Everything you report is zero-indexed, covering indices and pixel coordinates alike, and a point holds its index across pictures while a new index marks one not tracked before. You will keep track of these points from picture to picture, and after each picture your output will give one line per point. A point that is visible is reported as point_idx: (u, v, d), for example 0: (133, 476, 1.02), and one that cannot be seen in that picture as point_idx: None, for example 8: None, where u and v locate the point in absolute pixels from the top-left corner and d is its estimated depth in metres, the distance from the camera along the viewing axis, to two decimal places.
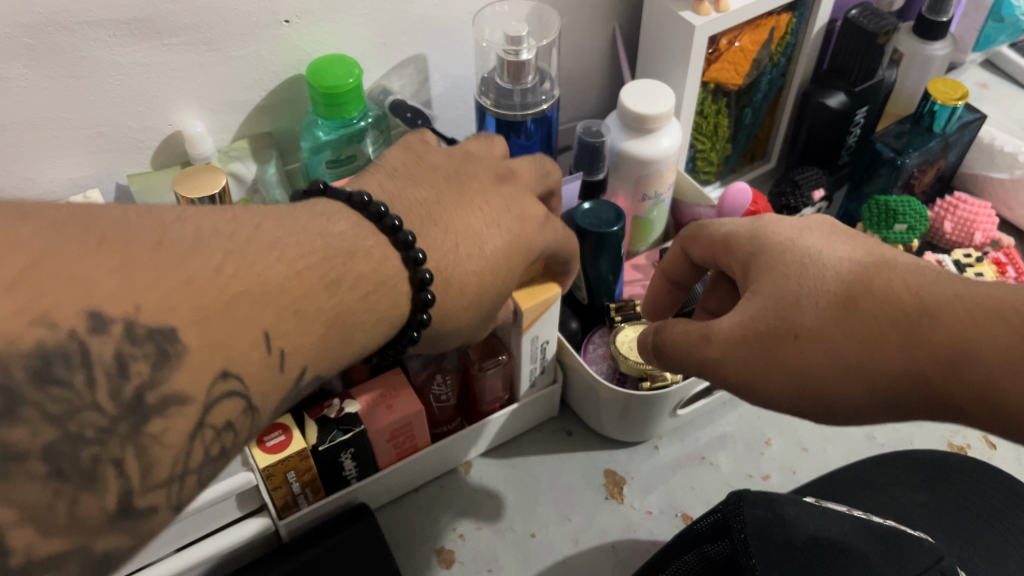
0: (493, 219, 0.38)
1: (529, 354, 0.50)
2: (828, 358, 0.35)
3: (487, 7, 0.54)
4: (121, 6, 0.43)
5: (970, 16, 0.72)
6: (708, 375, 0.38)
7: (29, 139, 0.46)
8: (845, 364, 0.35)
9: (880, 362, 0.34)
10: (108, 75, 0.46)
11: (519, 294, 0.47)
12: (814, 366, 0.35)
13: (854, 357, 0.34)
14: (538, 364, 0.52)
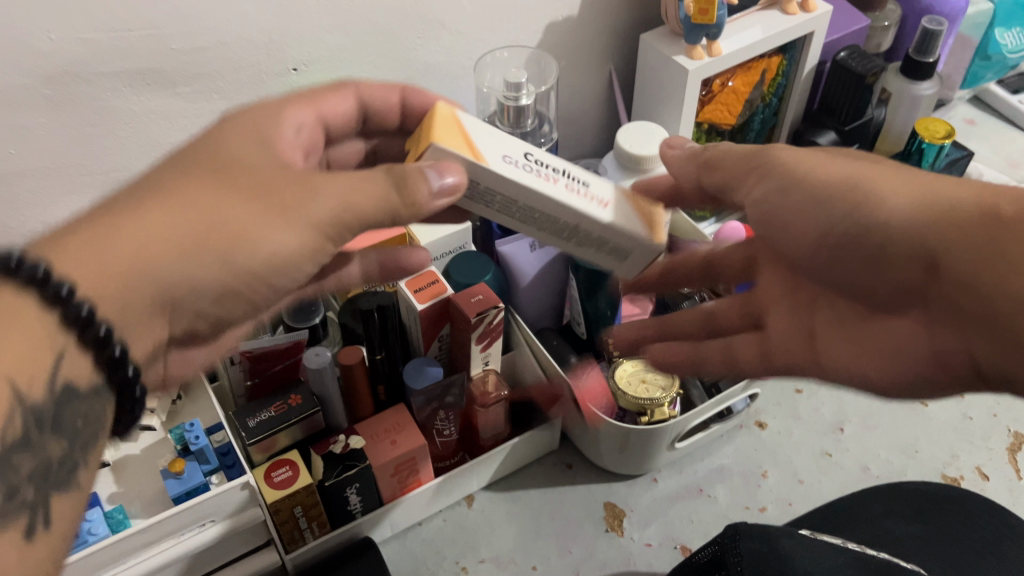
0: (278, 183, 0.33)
1: (536, 172, 0.37)
2: (907, 190, 0.34)
3: (487, 53, 0.57)
4: (136, 57, 0.45)
5: (957, 54, 0.74)
6: (780, 186, 0.37)
7: (44, 184, 0.48)
8: (913, 199, 0.34)
9: (956, 212, 0.33)
10: (122, 123, 0.47)
11: (437, 135, 0.35)
12: (890, 190, 0.34)
13: (932, 206, 0.33)
14: (576, 185, 0.38)
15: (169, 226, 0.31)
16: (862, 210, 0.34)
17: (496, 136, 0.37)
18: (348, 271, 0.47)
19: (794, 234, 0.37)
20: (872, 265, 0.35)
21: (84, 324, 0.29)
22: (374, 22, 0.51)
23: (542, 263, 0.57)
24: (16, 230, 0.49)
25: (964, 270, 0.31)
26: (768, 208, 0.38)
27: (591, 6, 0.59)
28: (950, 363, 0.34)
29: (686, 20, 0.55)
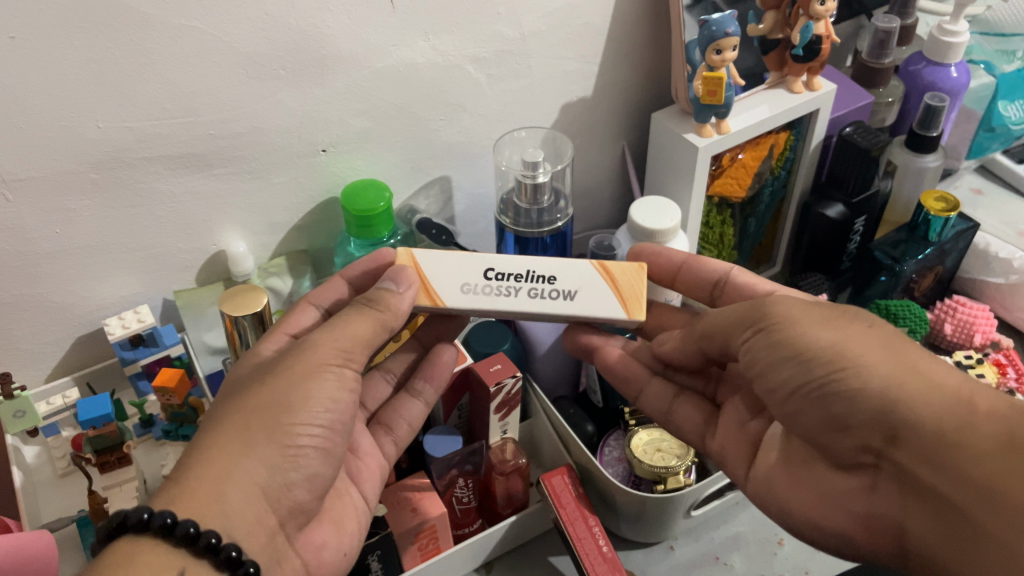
0: (290, 380, 0.40)
1: (504, 291, 0.47)
2: (894, 362, 0.38)
3: (506, 134, 0.60)
4: (178, 143, 0.48)
5: (961, 126, 0.76)
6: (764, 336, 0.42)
7: (86, 263, 0.50)
8: (893, 372, 0.38)
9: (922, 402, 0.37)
10: (161, 205, 0.50)
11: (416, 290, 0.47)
12: (866, 371, 0.38)
13: (898, 398, 0.37)
14: (542, 288, 0.47)
15: (224, 441, 0.38)
16: (838, 379, 0.39)
17: (457, 267, 0.47)
18: (383, 443, 0.49)
19: (772, 383, 0.42)
20: (836, 424, 0.39)
21: (196, 541, 0.35)
22: (400, 106, 0.54)
23: (558, 333, 0.59)
24: (58, 305, 0.51)
25: (923, 445, 0.37)
26: (752, 366, 0.42)
27: (604, 88, 0.62)
28: (879, 523, 0.39)
29: (695, 101, 0.58)
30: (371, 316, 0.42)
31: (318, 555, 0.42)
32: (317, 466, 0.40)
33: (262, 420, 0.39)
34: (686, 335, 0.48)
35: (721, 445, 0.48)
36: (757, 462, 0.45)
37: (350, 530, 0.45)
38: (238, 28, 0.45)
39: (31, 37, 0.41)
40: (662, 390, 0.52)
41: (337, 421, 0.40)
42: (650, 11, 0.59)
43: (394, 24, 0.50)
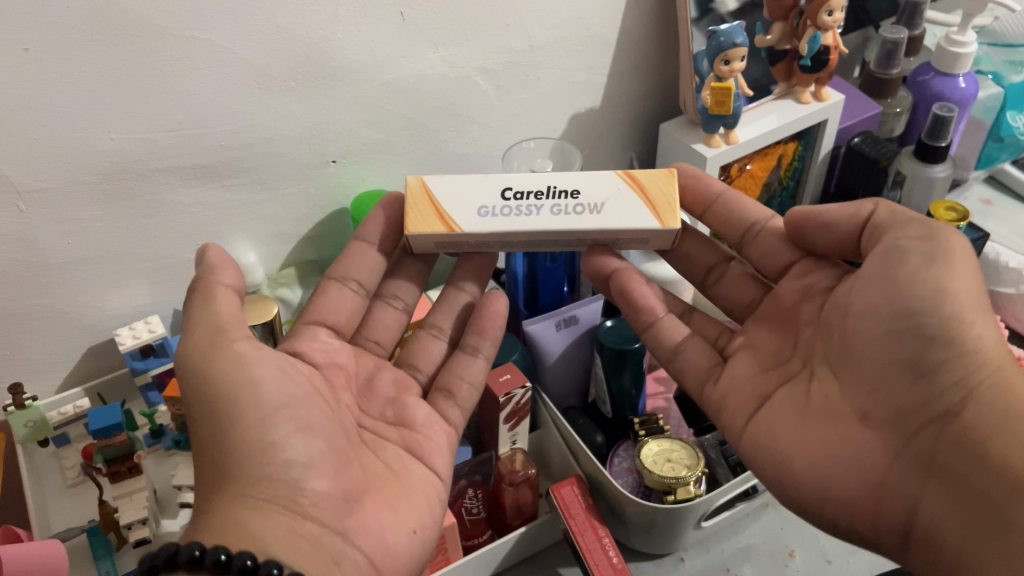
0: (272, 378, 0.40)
1: (522, 214, 0.44)
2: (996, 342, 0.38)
3: (514, 145, 0.59)
4: (189, 154, 0.48)
5: (970, 136, 0.76)
6: (887, 265, 0.39)
7: (98, 273, 0.51)
8: (997, 358, 0.38)
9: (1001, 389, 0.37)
10: (172, 215, 0.51)
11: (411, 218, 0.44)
12: (975, 336, 0.38)
13: (986, 376, 0.37)
14: (565, 203, 0.44)
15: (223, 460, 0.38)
16: (954, 327, 0.38)
17: (470, 188, 0.45)
18: (444, 407, 0.48)
19: (874, 308, 0.40)
20: (915, 368, 0.38)
21: (228, 567, 0.34)
22: (409, 118, 0.54)
23: (567, 343, 0.59)
24: (69, 315, 0.52)
25: (988, 424, 0.37)
26: (868, 279, 0.40)
27: (611, 99, 0.62)
28: (891, 494, 0.39)
29: (704, 111, 0.58)
30: (225, 292, 0.41)
31: (381, 541, 0.40)
32: (314, 451, 0.39)
33: (229, 409, 0.38)
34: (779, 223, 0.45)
35: (724, 393, 0.46)
36: (773, 406, 0.44)
37: (419, 509, 0.42)
38: (249, 40, 0.46)
39: (45, 48, 0.41)
40: (678, 327, 0.48)
41: (290, 402, 0.40)
42: (657, 23, 0.59)
43: (403, 36, 0.50)
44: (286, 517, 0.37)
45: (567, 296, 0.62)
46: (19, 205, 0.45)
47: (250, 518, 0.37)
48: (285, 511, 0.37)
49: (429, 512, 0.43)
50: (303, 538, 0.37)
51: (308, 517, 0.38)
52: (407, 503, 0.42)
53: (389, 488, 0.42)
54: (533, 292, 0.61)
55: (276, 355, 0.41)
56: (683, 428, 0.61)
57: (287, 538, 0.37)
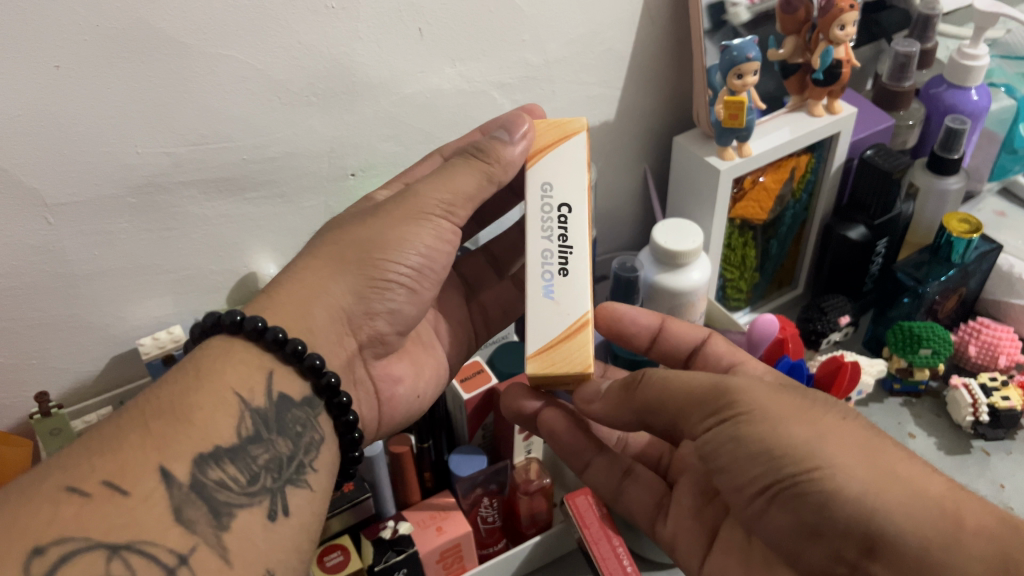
0: (410, 228, 0.45)
1: (539, 217, 0.47)
2: (872, 470, 0.36)
3: None
4: (212, 168, 0.49)
5: (983, 149, 0.76)
6: (729, 434, 0.39)
7: (123, 283, 0.52)
8: (874, 480, 0.36)
9: (905, 512, 0.35)
10: (195, 227, 0.52)
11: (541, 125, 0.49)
12: (845, 474, 0.36)
13: (875, 508, 0.35)
14: (553, 262, 0.46)
15: (342, 261, 0.45)
16: (810, 481, 0.36)
17: (574, 179, 0.47)
18: (474, 317, 0.57)
19: (740, 481, 0.39)
20: (806, 528, 0.37)
21: (282, 345, 0.41)
22: (427, 132, 0.55)
23: None
24: (94, 325, 0.53)
25: (905, 554, 0.34)
26: (715, 458, 0.40)
27: (626, 112, 0.63)
28: None
29: (718, 124, 0.59)
30: (476, 166, 0.47)
31: (392, 389, 0.49)
32: (395, 304, 0.47)
33: (373, 243, 0.45)
34: (620, 404, 0.44)
35: (673, 533, 0.48)
36: (717, 552, 0.45)
37: (426, 377, 0.52)
38: (271, 56, 0.47)
39: (75, 65, 0.42)
40: (610, 469, 0.51)
41: (422, 267, 0.46)
42: (671, 38, 0.60)
43: (422, 52, 0.51)
44: (332, 331, 0.44)
45: None
46: (48, 217, 0.47)
47: (311, 304, 0.44)
48: (347, 327, 0.45)
49: (433, 376, 0.52)
50: (329, 344, 0.44)
51: (352, 339, 0.46)
52: (422, 359, 0.52)
53: (414, 348, 0.52)
54: None
55: (406, 215, 0.46)
56: None
57: (326, 344, 0.44)
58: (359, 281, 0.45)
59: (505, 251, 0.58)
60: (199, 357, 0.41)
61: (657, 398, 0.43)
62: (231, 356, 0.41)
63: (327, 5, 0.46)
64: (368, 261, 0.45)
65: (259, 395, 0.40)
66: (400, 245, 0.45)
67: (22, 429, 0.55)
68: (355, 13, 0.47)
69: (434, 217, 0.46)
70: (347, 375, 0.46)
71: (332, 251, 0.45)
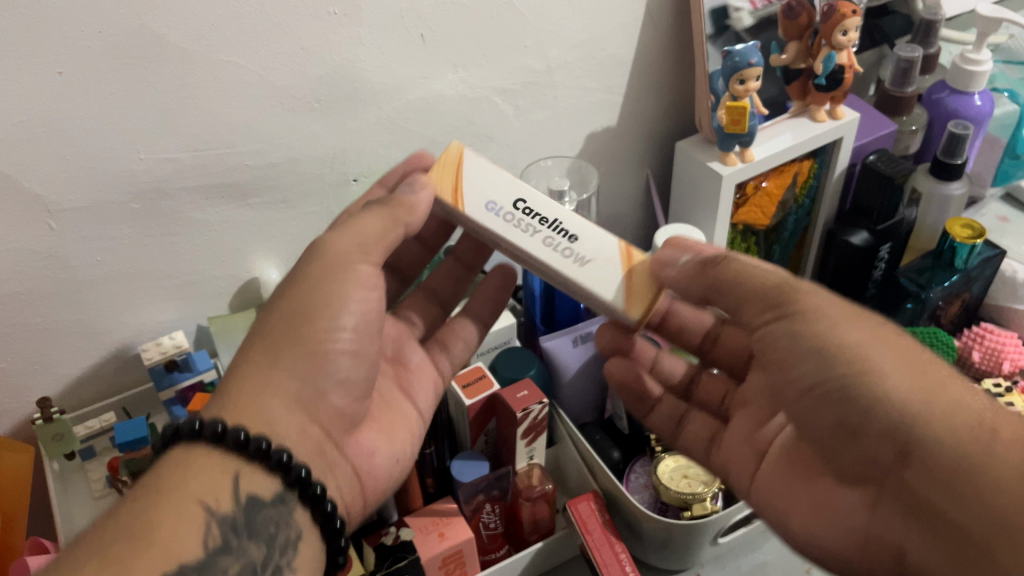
0: (324, 292, 0.41)
1: (511, 223, 0.42)
2: (917, 381, 0.38)
3: (532, 163, 0.60)
4: (214, 174, 0.49)
5: (986, 154, 0.76)
6: (784, 330, 0.41)
7: (125, 289, 0.52)
8: (918, 388, 0.38)
9: (944, 421, 0.37)
10: (197, 233, 0.52)
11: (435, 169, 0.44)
12: (891, 381, 0.38)
13: (919, 412, 0.37)
14: (559, 241, 0.42)
15: (271, 344, 0.41)
16: (857, 381, 0.38)
17: (498, 180, 0.44)
18: (439, 359, 0.54)
19: (792, 376, 0.42)
20: (848, 427, 0.40)
21: (245, 446, 0.38)
22: (429, 138, 0.55)
23: (583, 359, 0.60)
24: (96, 331, 0.53)
25: (938, 461, 0.36)
26: (770, 352, 0.42)
27: (629, 118, 0.63)
28: (876, 540, 0.41)
29: (720, 130, 0.59)
30: (381, 212, 0.42)
31: (369, 462, 0.46)
32: (351, 372, 0.43)
33: (296, 314, 0.41)
34: (699, 275, 0.43)
35: (726, 459, 0.51)
36: (765, 468, 0.48)
37: (399, 437, 0.49)
38: (273, 62, 0.47)
39: (79, 72, 0.42)
40: (672, 406, 0.55)
41: (363, 323, 0.43)
42: (673, 43, 0.60)
43: (424, 58, 0.51)
44: (291, 409, 0.41)
45: (583, 312, 0.63)
46: (51, 223, 0.47)
47: (254, 398, 0.40)
48: (304, 411, 0.41)
49: (408, 435, 0.50)
50: (290, 432, 0.41)
51: (317, 420, 0.42)
52: (394, 429, 0.49)
53: (382, 416, 0.49)
54: (550, 309, 0.62)
55: (320, 268, 0.42)
56: None
57: (288, 431, 0.41)
58: (287, 356, 0.41)
59: (449, 284, 0.56)
60: (156, 470, 0.37)
61: (731, 282, 0.42)
62: (191, 463, 0.37)
63: (330, 10, 0.46)
64: (296, 335, 0.41)
65: (226, 501, 0.37)
66: (326, 314, 0.41)
67: (25, 434, 0.55)
68: (357, 18, 0.47)
69: (360, 267, 0.42)
70: (321, 462, 0.43)
71: (256, 339, 0.41)
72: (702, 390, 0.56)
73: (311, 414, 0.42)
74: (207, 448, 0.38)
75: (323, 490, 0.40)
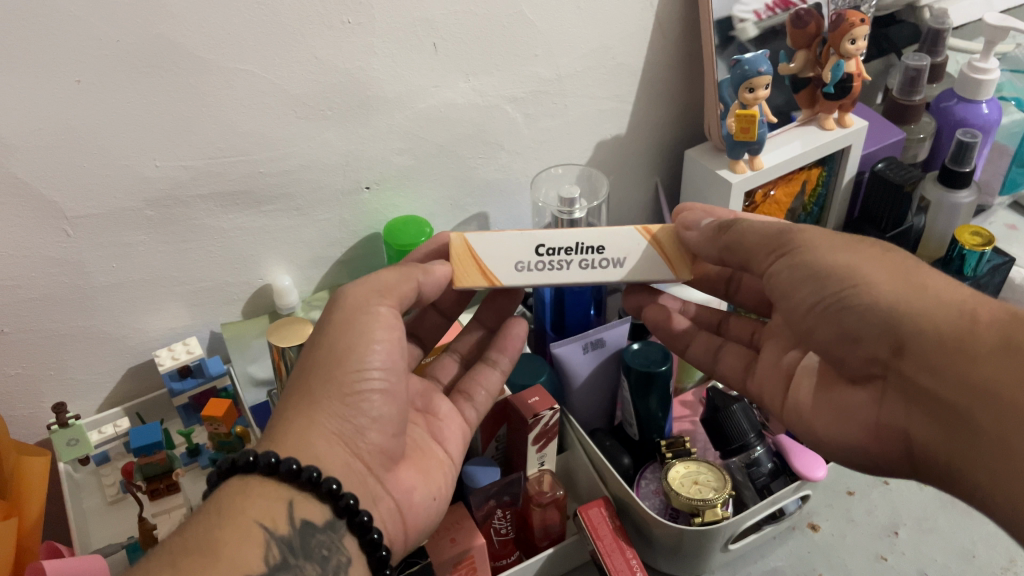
0: (352, 338, 0.43)
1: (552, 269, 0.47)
2: (902, 282, 0.40)
3: (543, 171, 0.61)
4: (228, 180, 0.50)
5: (994, 162, 0.77)
6: (783, 257, 0.44)
7: (140, 295, 0.52)
8: (904, 289, 0.40)
9: (927, 314, 0.38)
10: (210, 239, 0.52)
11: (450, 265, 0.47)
12: (878, 286, 0.40)
13: (903, 307, 0.39)
14: (592, 258, 0.47)
15: (306, 393, 0.43)
16: (849, 294, 0.41)
17: (508, 241, 0.47)
18: (463, 408, 0.52)
19: (794, 300, 0.44)
20: (847, 334, 0.42)
21: (297, 476, 0.39)
22: (441, 146, 0.56)
23: (592, 365, 0.60)
24: (110, 336, 0.53)
25: (927, 351, 0.38)
26: (776, 284, 0.45)
27: (638, 126, 0.63)
28: (889, 433, 0.42)
29: (729, 138, 0.59)
30: (409, 272, 0.46)
31: (408, 498, 0.45)
32: (384, 411, 0.43)
33: (327, 360, 0.43)
34: (714, 238, 0.46)
35: (760, 386, 0.52)
36: (794, 391, 0.48)
37: (436, 480, 0.48)
38: (287, 70, 0.47)
39: (97, 80, 0.43)
40: (708, 342, 0.56)
41: (392, 364, 0.44)
42: (682, 52, 0.60)
43: (436, 67, 0.52)
44: (343, 441, 0.42)
45: (593, 319, 0.63)
46: (67, 229, 0.47)
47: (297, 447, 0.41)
48: (345, 447, 0.42)
49: (445, 481, 0.48)
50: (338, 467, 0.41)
51: (359, 456, 0.43)
52: (431, 467, 0.48)
53: (420, 458, 0.48)
54: (560, 315, 0.62)
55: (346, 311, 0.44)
56: (710, 452, 0.62)
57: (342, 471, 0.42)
58: (319, 407, 0.42)
59: (434, 333, 0.57)
60: (209, 508, 0.39)
61: (738, 240, 0.45)
62: (243, 501, 0.39)
63: (344, 20, 0.47)
64: (327, 380, 0.42)
65: (281, 525, 0.38)
66: (349, 359, 0.43)
67: (40, 438, 0.56)
68: (370, 27, 0.48)
69: (380, 310, 0.44)
70: (363, 492, 0.43)
71: (296, 384, 0.43)
72: (732, 330, 0.57)
73: (353, 450, 0.42)
74: (261, 484, 0.39)
75: (369, 517, 0.41)
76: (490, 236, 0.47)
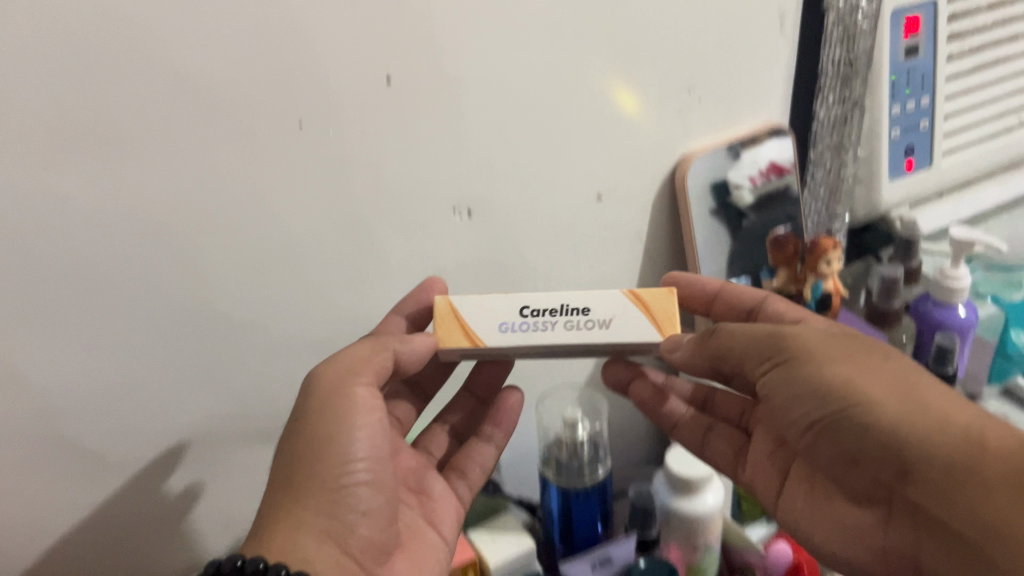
0: (340, 392, 0.45)
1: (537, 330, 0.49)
2: (906, 400, 0.40)
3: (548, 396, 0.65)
4: (217, 382, 0.52)
5: (977, 355, 0.77)
6: (783, 362, 0.44)
7: (122, 481, 0.52)
8: (906, 409, 0.40)
9: (930, 442, 0.39)
10: (199, 427, 0.53)
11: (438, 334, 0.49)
12: (884, 405, 0.40)
13: (907, 434, 0.39)
14: (577, 319, 0.49)
15: (291, 483, 0.44)
16: (856, 411, 0.41)
17: (493, 307, 0.50)
18: (460, 488, 0.55)
19: (792, 418, 0.45)
20: (847, 456, 0.42)
21: (267, 572, 0.40)
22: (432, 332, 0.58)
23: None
24: (88, 520, 0.52)
25: (936, 480, 0.38)
26: (773, 395, 0.45)
27: None
28: (896, 556, 0.42)
29: None
30: (372, 343, 0.47)
31: None
32: (374, 502, 0.45)
33: (319, 440, 0.44)
34: (703, 342, 0.47)
35: (751, 476, 0.52)
36: (788, 490, 0.49)
37: (429, 562, 0.49)
38: (279, 291, 0.50)
39: (93, 317, 0.45)
40: (694, 423, 0.57)
41: (375, 453, 0.46)
42: (660, 244, 0.65)
43: (430, 269, 0.55)
44: (327, 522, 0.44)
45: (600, 532, 0.63)
46: (56, 435, 0.48)
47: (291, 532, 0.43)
48: (333, 544, 0.44)
49: (437, 563, 0.49)
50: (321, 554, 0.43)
51: (350, 548, 0.44)
52: (421, 550, 0.49)
53: (410, 543, 0.49)
54: (561, 519, 0.61)
55: (335, 375, 0.46)
56: None
57: (321, 546, 0.43)
58: (307, 495, 0.44)
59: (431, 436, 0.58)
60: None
61: (727, 347, 0.47)
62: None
63: (348, 236, 0.51)
64: (308, 454, 0.44)
65: None
66: (330, 443, 0.44)
67: None
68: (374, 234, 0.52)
69: (357, 390, 0.45)
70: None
71: (284, 459, 0.45)
72: (719, 407, 0.58)
73: (338, 525, 0.44)
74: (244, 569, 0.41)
75: None
76: (480, 297, 0.50)
